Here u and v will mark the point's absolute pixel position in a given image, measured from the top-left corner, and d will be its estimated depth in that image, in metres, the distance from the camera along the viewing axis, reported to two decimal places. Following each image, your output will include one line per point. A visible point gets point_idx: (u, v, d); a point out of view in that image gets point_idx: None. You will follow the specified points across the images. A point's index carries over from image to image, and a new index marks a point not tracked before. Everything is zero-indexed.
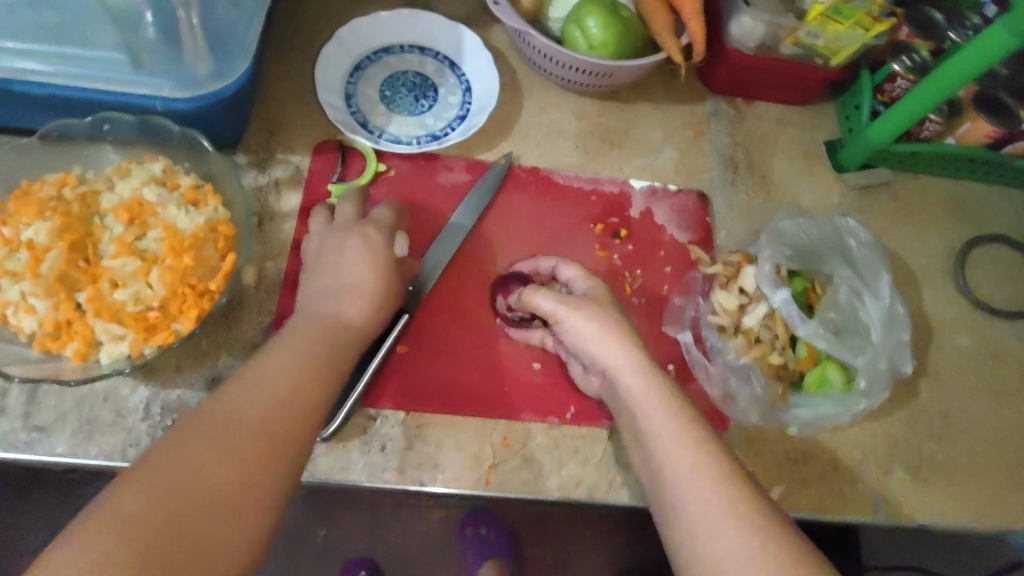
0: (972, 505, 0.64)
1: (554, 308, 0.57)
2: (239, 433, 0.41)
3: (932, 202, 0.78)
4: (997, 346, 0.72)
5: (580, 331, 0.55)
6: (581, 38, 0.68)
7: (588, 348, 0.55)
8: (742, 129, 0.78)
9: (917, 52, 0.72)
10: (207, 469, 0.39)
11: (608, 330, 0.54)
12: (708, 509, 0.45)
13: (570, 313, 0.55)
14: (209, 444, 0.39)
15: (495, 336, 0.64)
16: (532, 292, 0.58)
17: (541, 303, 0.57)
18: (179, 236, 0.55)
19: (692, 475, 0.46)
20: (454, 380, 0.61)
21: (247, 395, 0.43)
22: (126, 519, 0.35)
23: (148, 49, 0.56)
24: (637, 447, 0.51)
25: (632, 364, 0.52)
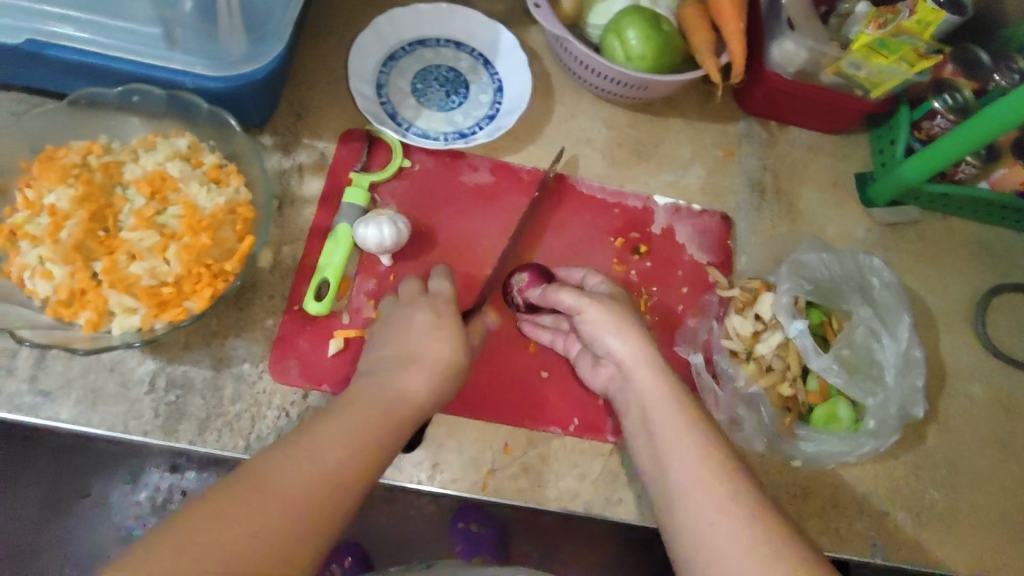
0: (971, 558, 0.63)
1: (578, 302, 0.57)
2: (294, 482, 0.41)
3: (959, 244, 0.76)
4: (1011, 398, 0.71)
5: (600, 324, 0.56)
6: (619, 49, 0.67)
7: (603, 339, 0.56)
8: (773, 153, 0.76)
9: (959, 91, 0.70)
10: (253, 514, 0.39)
11: (624, 323, 0.55)
12: (715, 508, 0.45)
13: (591, 305, 0.56)
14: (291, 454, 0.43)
15: (505, 342, 0.63)
16: (556, 289, 0.59)
17: (567, 299, 0.58)
18: (198, 214, 0.55)
19: (700, 477, 0.46)
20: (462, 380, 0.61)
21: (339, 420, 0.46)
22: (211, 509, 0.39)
23: (183, 24, 0.55)
24: (648, 448, 0.51)
25: (649, 383, 0.53)
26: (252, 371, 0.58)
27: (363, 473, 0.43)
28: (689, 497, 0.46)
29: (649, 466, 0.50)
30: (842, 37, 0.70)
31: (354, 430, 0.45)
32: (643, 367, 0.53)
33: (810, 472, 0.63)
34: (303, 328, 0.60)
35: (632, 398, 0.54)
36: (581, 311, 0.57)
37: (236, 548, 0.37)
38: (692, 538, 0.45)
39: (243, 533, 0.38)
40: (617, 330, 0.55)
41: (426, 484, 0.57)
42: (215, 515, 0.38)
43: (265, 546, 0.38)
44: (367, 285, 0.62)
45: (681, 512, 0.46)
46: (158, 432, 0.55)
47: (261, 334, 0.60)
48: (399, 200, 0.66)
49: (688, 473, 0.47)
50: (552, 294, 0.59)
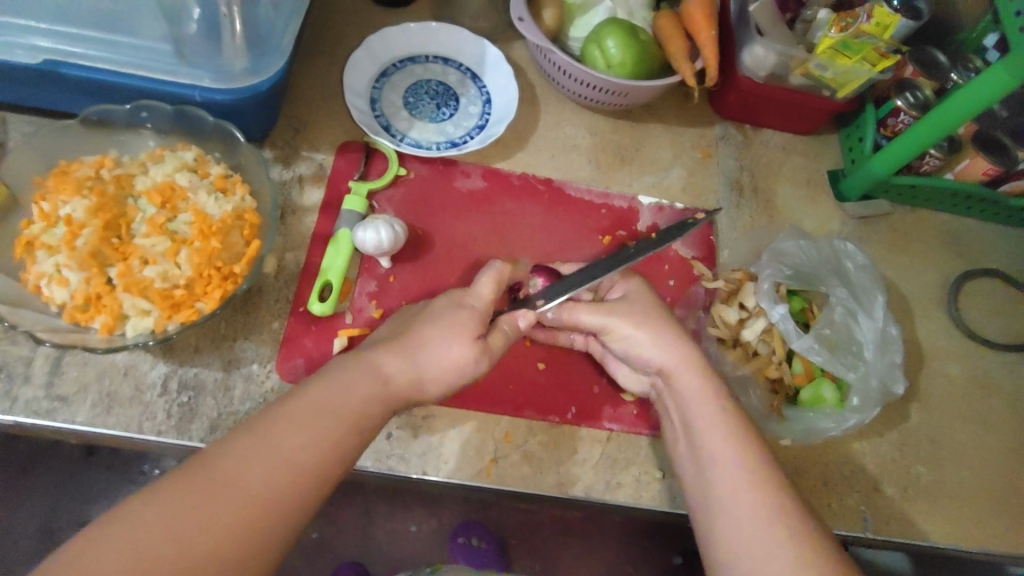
0: (959, 529, 0.65)
1: (602, 321, 0.59)
2: (251, 476, 0.42)
3: (930, 234, 0.80)
4: (987, 376, 0.74)
5: (631, 342, 0.58)
6: (600, 57, 0.72)
7: (638, 355, 0.58)
8: (749, 155, 0.81)
9: (921, 89, 0.74)
10: (205, 511, 0.39)
11: (657, 338, 0.57)
12: (744, 504, 0.48)
13: (617, 325, 0.58)
14: (256, 450, 0.43)
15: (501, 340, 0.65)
16: (572, 311, 0.60)
17: (589, 321, 0.59)
18: (208, 220, 0.58)
19: (728, 471, 0.50)
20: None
21: (310, 417, 0.45)
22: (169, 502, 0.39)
23: (190, 42, 0.59)
24: (685, 442, 0.55)
25: (688, 389, 0.55)
26: (260, 371, 0.60)
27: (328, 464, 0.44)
28: (725, 501, 0.49)
29: (690, 468, 0.53)
30: (807, 41, 0.75)
31: (310, 429, 0.45)
32: (689, 376, 0.56)
33: (800, 451, 0.65)
34: (308, 328, 0.62)
35: (677, 408, 0.56)
36: (607, 330, 0.59)
37: (189, 539, 0.38)
38: (725, 531, 0.48)
39: (194, 528, 0.39)
40: (653, 342, 0.57)
41: (431, 474, 0.59)
42: (165, 519, 0.39)
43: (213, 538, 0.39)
44: (368, 286, 0.65)
45: (719, 512, 0.49)
46: (172, 432, 0.57)
47: (268, 336, 0.62)
48: (396, 206, 0.69)
49: (727, 479, 0.50)
50: (569, 316, 0.60)
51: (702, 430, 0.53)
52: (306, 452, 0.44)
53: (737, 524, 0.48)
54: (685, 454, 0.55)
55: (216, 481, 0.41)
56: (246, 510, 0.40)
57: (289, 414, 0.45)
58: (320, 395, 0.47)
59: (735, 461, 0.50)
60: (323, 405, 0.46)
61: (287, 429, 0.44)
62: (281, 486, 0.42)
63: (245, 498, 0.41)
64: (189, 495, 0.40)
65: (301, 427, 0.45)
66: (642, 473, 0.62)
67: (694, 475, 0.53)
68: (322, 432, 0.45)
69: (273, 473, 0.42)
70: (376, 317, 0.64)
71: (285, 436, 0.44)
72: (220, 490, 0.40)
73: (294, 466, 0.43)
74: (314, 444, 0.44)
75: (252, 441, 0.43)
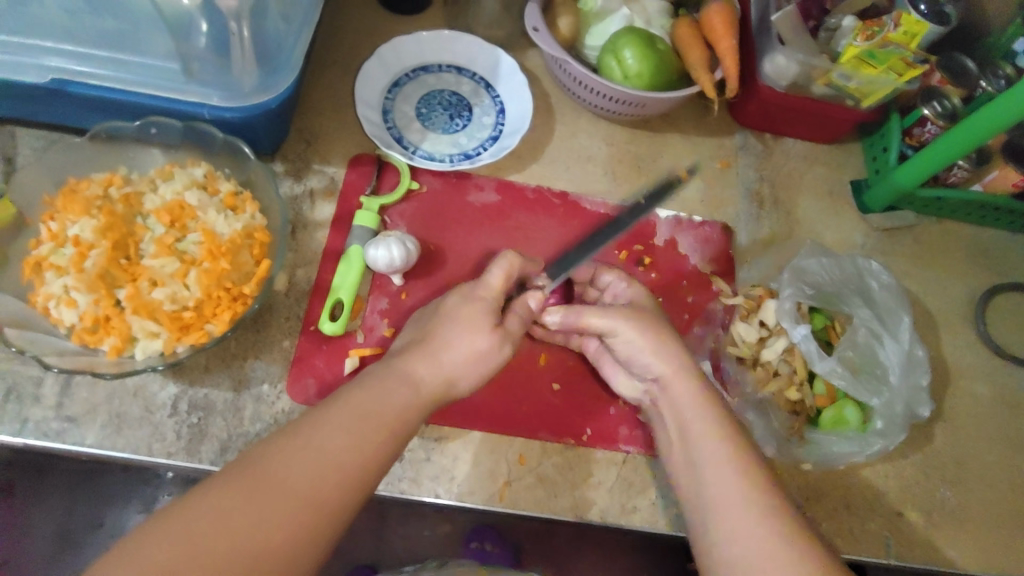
0: (986, 555, 0.63)
1: (610, 322, 0.57)
2: (295, 474, 0.41)
3: (956, 247, 0.78)
4: (1015, 395, 0.72)
5: (637, 345, 0.56)
6: (617, 68, 0.70)
7: (642, 360, 0.56)
8: (769, 164, 0.79)
9: (948, 98, 0.72)
10: (248, 509, 0.39)
11: (661, 344, 0.56)
12: (733, 529, 0.46)
13: (624, 326, 0.56)
14: (299, 449, 0.43)
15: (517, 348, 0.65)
16: (579, 313, 0.58)
17: (598, 323, 0.57)
18: (217, 240, 0.57)
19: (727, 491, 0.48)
20: (486, 399, 0.62)
21: (343, 420, 0.45)
22: (212, 499, 0.39)
23: (198, 57, 0.58)
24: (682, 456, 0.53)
25: (687, 400, 0.53)
26: (271, 391, 0.60)
27: (363, 475, 0.44)
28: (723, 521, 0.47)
29: (686, 476, 0.52)
30: (831, 50, 0.72)
31: (350, 431, 0.44)
32: (683, 386, 0.54)
33: (824, 472, 0.64)
34: (319, 348, 0.61)
35: (675, 420, 0.54)
36: (616, 332, 0.57)
37: (233, 536, 0.38)
38: (724, 553, 0.46)
39: (241, 527, 0.38)
40: (655, 350, 0.56)
41: (443, 497, 0.58)
42: (204, 514, 0.38)
43: (255, 536, 0.38)
44: (380, 303, 0.64)
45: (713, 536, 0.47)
46: (181, 453, 0.56)
47: (278, 355, 0.61)
48: (408, 221, 0.68)
49: (724, 494, 0.48)
50: (577, 319, 0.58)
51: (695, 440, 0.51)
52: (336, 464, 0.43)
53: (732, 545, 0.46)
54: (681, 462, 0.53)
55: (257, 480, 0.40)
56: (285, 507, 0.40)
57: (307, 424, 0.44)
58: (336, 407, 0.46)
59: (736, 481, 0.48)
60: (354, 409, 0.46)
61: (326, 430, 0.44)
62: (318, 486, 0.41)
63: (286, 498, 0.40)
64: (224, 497, 0.39)
65: (334, 429, 0.44)
66: (659, 497, 0.61)
67: (691, 489, 0.51)
68: (359, 436, 0.44)
69: (306, 476, 0.41)
70: (388, 336, 0.63)
71: (315, 437, 0.43)
72: (260, 492, 0.40)
73: (328, 465, 0.42)
74: (349, 449, 0.44)
75: (293, 442, 0.43)
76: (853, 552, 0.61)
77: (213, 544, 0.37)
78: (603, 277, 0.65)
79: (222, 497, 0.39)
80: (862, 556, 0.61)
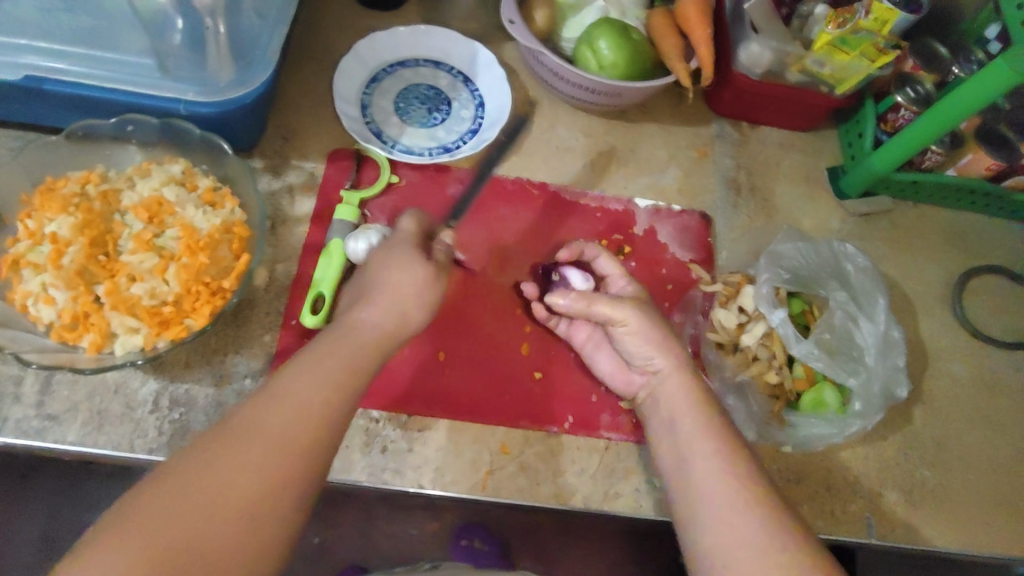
0: (966, 532, 0.64)
1: (616, 314, 0.58)
2: (263, 441, 0.41)
3: (932, 231, 0.79)
4: (991, 375, 0.73)
5: (641, 337, 0.57)
6: (592, 59, 0.70)
7: (641, 352, 0.58)
8: (746, 153, 0.79)
9: (921, 84, 0.73)
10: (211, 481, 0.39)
11: (661, 338, 0.57)
12: (724, 515, 0.47)
13: (632, 318, 0.57)
14: (264, 414, 0.42)
15: (491, 331, 0.66)
16: (590, 302, 0.58)
17: (606, 311, 0.58)
18: (195, 235, 0.57)
19: (714, 478, 0.49)
20: (409, 378, 0.62)
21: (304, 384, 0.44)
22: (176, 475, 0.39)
23: (173, 54, 0.59)
24: (670, 443, 0.54)
25: (683, 396, 0.55)
26: (252, 385, 0.59)
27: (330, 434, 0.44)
28: (715, 508, 0.48)
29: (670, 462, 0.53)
30: (804, 37, 0.73)
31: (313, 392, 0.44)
32: (679, 383, 0.56)
33: (805, 453, 0.64)
34: (301, 342, 0.62)
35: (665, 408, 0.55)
36: (621, 324, 0.58)
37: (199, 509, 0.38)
38: (711, 541, 0.47)
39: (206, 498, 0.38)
40: (658, 343, 0.57)
41: (427, 487, 0.58)
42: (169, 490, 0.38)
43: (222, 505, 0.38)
44: None
45: (700, 519, 0.48)
46: (163, 449, 0.56)
47: (260, 349, 0.61)
48: (386, 214, 0.68)
49: (713, 484, 0.49)
50: (586, 307, 0.58)
51: (685, 432, 0.53)
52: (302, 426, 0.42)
53: (719, 533, 0.47)
54: (668, 453, 0.54)
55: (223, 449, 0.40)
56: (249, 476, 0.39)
57: (271, 399, 0.43)
58: (297, 382, 0.44)
59: (718, 468, 0.49)
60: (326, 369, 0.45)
61: (293, 394, 0.43)
62: (285, 453, 0.41)
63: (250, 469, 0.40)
64: (193, 471, 0.39)
65: (300, 391, 0.44)
66: (641, 481, 0.61)
67: (677, 476, 0.51)
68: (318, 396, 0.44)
69: (271, 448, 0.41)
70: None
71: (283, 398, 0.43)
72: (224, 463, 0.39)
73: (292, 426, 0.42)
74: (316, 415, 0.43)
75: (262, 405, 0.42)
76: (837, 533, 0.62)
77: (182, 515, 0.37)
78: (603, 265, 0.65)
79: (190, 472, 0.39)
80: (845, 536, 0.62)
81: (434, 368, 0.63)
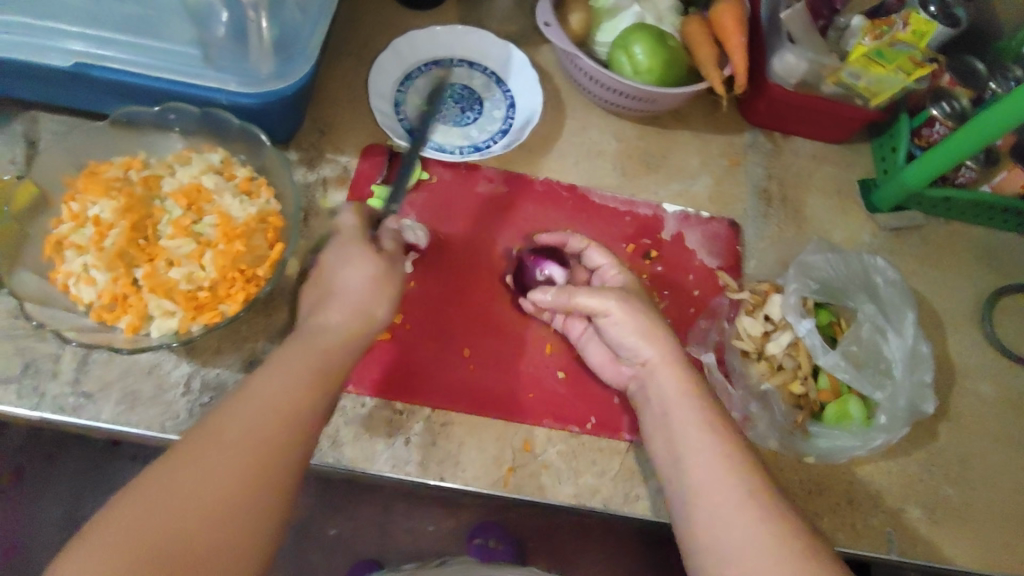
0: (988, 553, 0.63)
1: (603, 304, 0.57)
2: (241, 433, 0.43)
3: (963, 248, 0.78)
4: (1020, 395, 0.72)
5: (625, 328, 0.57)
6: (627, 64, 0.71)
7: (627, 344, 0.57)
8: (778, 162, 0.79)
9: (958, 99, 0.72)
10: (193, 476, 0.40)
11: (650, 327, 0.56)
12: (720, 512, 0.47)
13: (614, 306, 0.57)
14: (238, 412, 0.44)
15: (503, 321, 0.66)
16: (571, 292, 0.59)
17: (587, 302, 0.58)
18: (231, 223, 0.58)
19: (711, 475, 0.49)
20: (396, 361, 0.62)
21: (273, 376, 0.46)
22: (164, 477, 0.40)
23: (217, 45, 0.60)
24: (664, 441, 0.53)
25: (670, 386, 0.54)
26: None
27: (305, 419, 0.45)
28: (716, 506, 0.47)
29: (666, 462, 0.52)
30: (840, 50, 0.74)
31: (278, 382, 0.46)
32: (668, 373, 0.54)
33: (828, 464, 0.64)
34: None
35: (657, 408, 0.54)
36: (607, 314, 0.57)
37: (186, 505, 0.39)
38: (709, 541, 0.47)
39: (190, 493, 0.40)
40: (645, 335, 0.56)
41: (449, 481, 0.59)
42: (155, 487, 0.40)
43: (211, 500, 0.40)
44: None
45: (700, 514, 0.48)
46: None
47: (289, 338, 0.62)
48: (418, 211, 0.69)
49: (710, 480, 0.48)
50: (568, 298, 0.59)
51: (678, 428, 0.52)
52: (279, 418, 0.44)
53: (718, 531, 0.46)
54: (663, 453, 0.53)
55: (203, 444, 0.42)
56: (233, 467, 0.41)
57: (245, 395, 0.45)
58: (272, 375, 0.46)
59: (713, 463, 0.49)
60: (293, 360, 0.47)
61: (262, 389, 0.45)
62: (262, 444, 0.43)
63: (234, 463, 0.42)
64: (178, 469, 0.41)
65: (273, 382, 0.46)
66: (662, 485, 0.61)
67: (675, 475, 0.51)
68: (289, 385, 0.46)
69: (251, 437, 0.43)
70: (397, 322, 0.64)
71: (255, 392, 0.45)
72: (208, 457, 0.41)
73: (268, 415, 0.44)
74: (285, 404, 0.45)
75: (240, 402, 0.44)
76: (856, 546, 0.61)
77: (171, 506, 0.39)
78: (592, 256, 0.64)
79: (175, 467, 0.41)
80: (864, 550, 0.61)
81: (461, 364, 0.63)
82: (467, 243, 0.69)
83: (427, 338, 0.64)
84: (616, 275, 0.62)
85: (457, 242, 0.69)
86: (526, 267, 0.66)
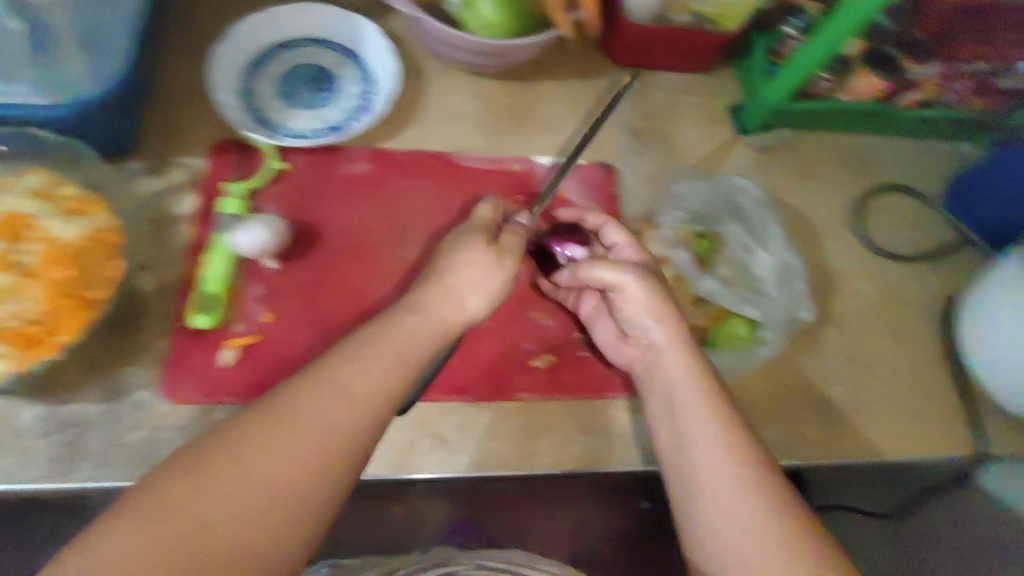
0: (882, 443, 0.66)
1: (617, 278, 0.58)
2: (279, 461, 0.43)
3: (830, 157, 0.81)
4: (897, 290, 0.75)
5: (641, 305, 0.58)
6: (473, 19, 0.69)
7: (640, 323, 0.58)
8: (645, 99, 0.79)
9: (805, 11, 0.72)
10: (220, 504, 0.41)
11: (661, 304, 0.58)
12: (722, 473, 0.51)
13: (632, 284, 0.57)
14: (263, 438, 0.44)
15: (381, 302, 0.64)
16: (588, 267, 0.59)
17: (603, 277, 0.58)
18: (62, 246, 0.55)
19: (709, 443, 0.52)
20: (270, 363, 0.60)
21: (330, 400, 0.46)
22: (177, 500, 0.40)
23: (15, 59, 0.57)
24: (666, 416, 0.56)
25: (674, 366, 0.56)
26: (149, 396, 0.57)
27: (348, 444, 0.46)
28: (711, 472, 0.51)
29: (667, 437, 0.55)
30: None
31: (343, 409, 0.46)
32: (675, 355, 0.57)
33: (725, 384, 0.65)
34: (195, 344, 0.59)
35: (660, 376, 0.57)
36: (621, 289, 0.58)
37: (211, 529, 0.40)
38: (705, 502, 0.51)
39: (222, 520, 0.41)
40: (656, 311, 0.58)
41: None
42: (178, 510, 0.40)
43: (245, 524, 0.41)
44: (257, 289, 0.62)
45: (699, 480, 0.52)
46: (51, 475, 0.53)
47: (152, 357, 0.58)
48: (279, 202, 0.66)
49: (713, 454, 0.52)
50: (587, 274, 0.59)
51: (681, 408, 0.55)
52: (308, 443, 0.44)
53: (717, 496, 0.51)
54: (663, 426, 0.56)
55: (224, 470, 0.42)
56: (259, 493, 0.42)
57: (276, 420, 0.45)
58: (319, 400, 0.46)
59: (710, 436, 0.52)
60: (337, 385, 0.47)
61: (312, 415, 0.45)
62: (294, 472, 0.43)
63: (264, 491, 0.42)
64: (196, 494, 0.41)
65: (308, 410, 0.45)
66: (563, 436, 0.61)
67: (677, 444, 0.54)
68: (331, 411, 0.46)
69: (286, 465, 0.43)
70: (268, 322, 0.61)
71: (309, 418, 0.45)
72: (225, 482, 0.42)
73: (308, 443, 0.44)
74: (333, 431, 0.45)
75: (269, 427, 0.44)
76: None
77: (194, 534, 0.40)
78: (609, 233, 0.63)
79: (198, 496, 0.41)
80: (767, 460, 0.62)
81: None
82: (335, 227, 0.66)
83: (307, 323, 0.62)
84: (633, 255, 0.62)
85: (325, 229, 0.66)
86: (546, 251, 0.66)
